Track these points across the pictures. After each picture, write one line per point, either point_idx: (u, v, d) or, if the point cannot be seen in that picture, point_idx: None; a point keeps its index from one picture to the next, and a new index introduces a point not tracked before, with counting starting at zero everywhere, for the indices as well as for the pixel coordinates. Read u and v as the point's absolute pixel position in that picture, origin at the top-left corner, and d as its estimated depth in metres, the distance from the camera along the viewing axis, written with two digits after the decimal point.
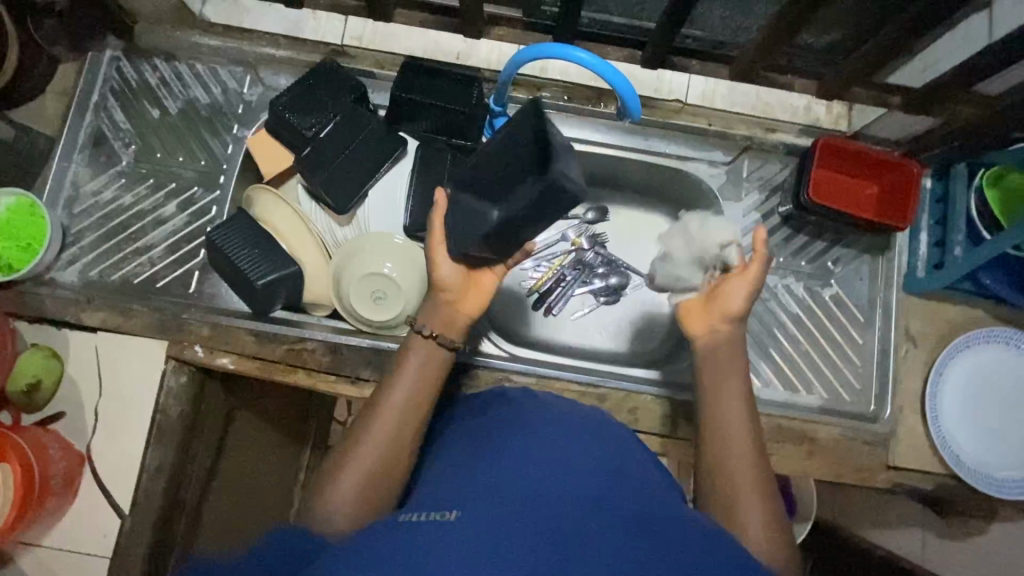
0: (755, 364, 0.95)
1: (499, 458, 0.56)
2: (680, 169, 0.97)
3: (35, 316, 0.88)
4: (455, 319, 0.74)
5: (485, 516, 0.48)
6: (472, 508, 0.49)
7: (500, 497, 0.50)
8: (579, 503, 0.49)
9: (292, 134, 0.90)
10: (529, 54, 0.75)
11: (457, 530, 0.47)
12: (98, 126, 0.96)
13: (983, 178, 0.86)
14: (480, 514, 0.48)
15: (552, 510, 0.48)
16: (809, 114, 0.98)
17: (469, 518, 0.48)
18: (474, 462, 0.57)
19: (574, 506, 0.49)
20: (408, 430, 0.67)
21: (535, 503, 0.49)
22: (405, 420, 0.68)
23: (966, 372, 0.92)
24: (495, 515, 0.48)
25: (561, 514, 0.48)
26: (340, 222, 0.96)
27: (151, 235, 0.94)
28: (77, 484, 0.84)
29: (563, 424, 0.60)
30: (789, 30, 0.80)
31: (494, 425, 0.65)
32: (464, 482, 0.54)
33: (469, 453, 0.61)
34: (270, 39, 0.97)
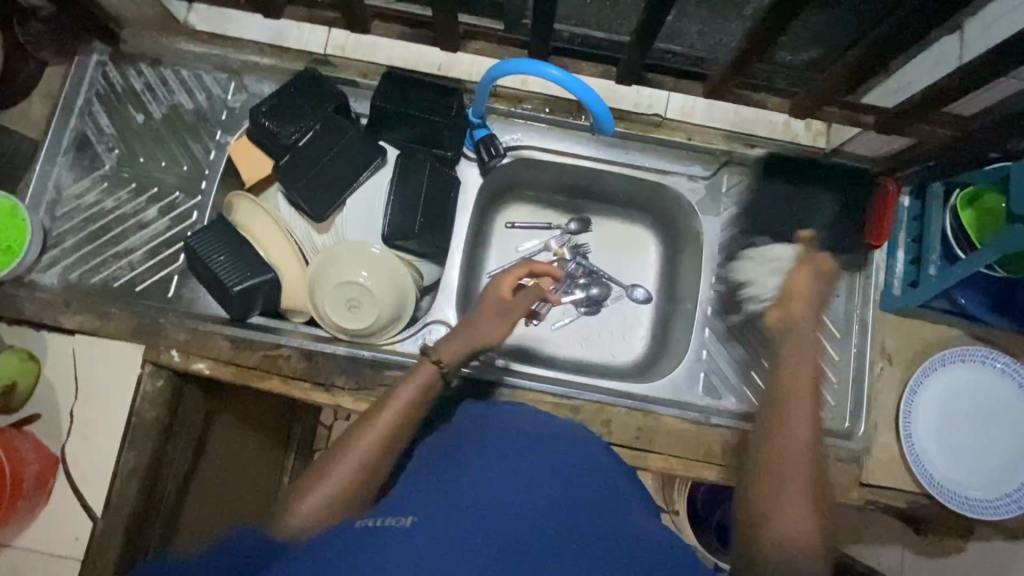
0: (730, 378, 0.95)
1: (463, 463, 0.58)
2: (660, 182, 0.99)
3: (13, 317, 0.89)
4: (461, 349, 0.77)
5: (442, 523, 0.49)
6: (430, 513, 0.51)
7: (457, 503, 0.52)
8: (534, 511, 0.52)
9: (272, 143, 0.91)
10: (502, 70, 0.76)
11: (414, 537, 0.48)
12: (83, 130, 0.97)
13: (958, 199, 0.85)
14: (438, 520, 0.50)
15: (508, 519, 0.50)
16: (788, 130, 0.98)
17: (427, 523, 0.49)
18: (437, 469, 0.59)
19: (529, 515, 0.51)
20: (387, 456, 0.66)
21: (492, 511, 0.51)
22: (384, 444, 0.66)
23: (941, 390, 0.92)
24: (449, 519, 0.50)
25: (515, 523, 0.50)
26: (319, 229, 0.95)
27: (132, 239, 0.95)
28: (50, 486, 0.84)
29: (528, 437, 0.63)
30: (764, 49, 0.80)
31: (462, 435, 0.66)
32: (427, 485, 0.56)
33: (433, 457, 0.63)
34: (254, 47, 0.98)
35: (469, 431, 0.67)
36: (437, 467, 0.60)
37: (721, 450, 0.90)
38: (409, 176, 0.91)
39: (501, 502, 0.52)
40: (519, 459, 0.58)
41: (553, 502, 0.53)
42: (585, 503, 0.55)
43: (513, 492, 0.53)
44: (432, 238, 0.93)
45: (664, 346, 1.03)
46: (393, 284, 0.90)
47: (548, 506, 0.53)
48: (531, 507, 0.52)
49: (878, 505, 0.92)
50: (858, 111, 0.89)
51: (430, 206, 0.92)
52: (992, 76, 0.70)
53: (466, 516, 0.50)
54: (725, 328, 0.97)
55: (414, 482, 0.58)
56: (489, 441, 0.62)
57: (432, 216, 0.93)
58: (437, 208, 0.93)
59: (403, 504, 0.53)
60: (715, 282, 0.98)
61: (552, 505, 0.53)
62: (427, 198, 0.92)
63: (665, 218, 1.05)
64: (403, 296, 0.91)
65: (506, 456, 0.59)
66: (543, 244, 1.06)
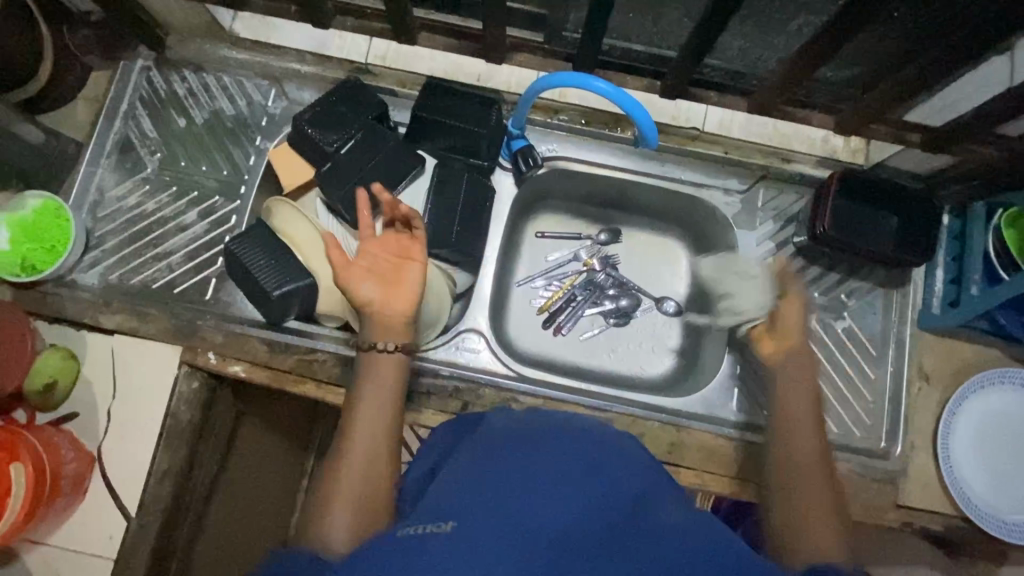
0: (764, 396, 0.95)
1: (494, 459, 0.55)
2: (697, 196, 0.98)
3: (56, 317, 0.90)
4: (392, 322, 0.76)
5: (486, 525, 0.47)
6: (470, 515, 0.48)
7: (492, 499, 0.50)
8: (575, 505, 0.49)
9: (314, 149, 0.92)
10: (549, 82, 0.77)
11: (457, 542, 0.46)
12: (126, 133, 0.99)
13: (1001, 219, 0.85)
14: (479, 524, 0.47)
15: (549, 518, 0.48)
16: (826, 145, 0.99)
17: (470, 527, 0.47)
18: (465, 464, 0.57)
19: (572, 510, 0.49)
20: (383, 445, 0.70)
21: (535, 510, 0.48)
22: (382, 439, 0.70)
23: (979, 412, 0.91)
24: (490, 525, 0.47)
25: (560, 520, 0.48)
26: (358, 235, 0.96)
27: (171, 241, 0.96)
28: (87, 485, 0.85)
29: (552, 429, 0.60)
30: (811, 67, 0.80)
31: (485, 432, 0.63)
32: (461, 483, 0.53)
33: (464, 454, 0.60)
34: (295, 54, 0.99)
35: (500, 425, 0.64)
36: (468, 462, 0.57)
37: (754, 468, 0.90)
38: (446, 185, 0.92)
39: (540, 499, 0.49)
40: (554, 451, 0.55)
41: (593, 493, 0.51)
42: (625, 496, 0.52)
43: (552, 487, 0.51)
44: (469, 248, 0.93)
45: (696, 360, 1.02)
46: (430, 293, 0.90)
47: (590, 500, 0.50)
48: (571, 502, 0.49)
49: (913, 528, 0.91)
50: (905, 129, 0.87)
51: (467, 216, 0.92)
52: None
53: (507, 518, 0.48)
54: None
55: (448, 481, 0.55)
56: (520, 436, 0.59)
57: (469, 224, 0.93)
58: (472, 218, 0.93)
59: (444, 506, 0.50)
60: None
61: (594, 497, 0.50)
62: (463, 206, 0.92)
63: (697, 231, 1.05)
64: (439, 305, 0.91)
65: (540, 450, 0.56)
66: (573, 255, 1.06)
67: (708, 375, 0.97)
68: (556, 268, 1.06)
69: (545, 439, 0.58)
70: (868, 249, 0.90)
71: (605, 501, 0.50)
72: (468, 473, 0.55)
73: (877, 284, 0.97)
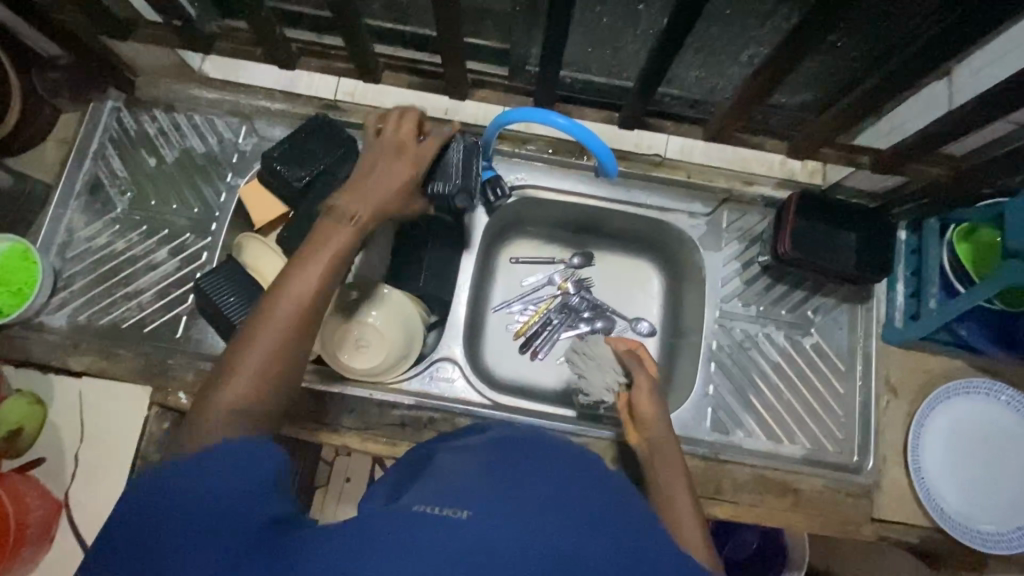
0: (737, 414, 0.96)
1: (509, 461, 0.54)
2: (662, 220, 1.00)
3: (23, 360, 0.89)
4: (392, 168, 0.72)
5: (500, 518, 0.45)
6: (488, 505, 0.46)
7: (502, 494, 0.48)
8: (587, 518, 0.47)
9: (283, 186, 0.93)
10: (513, 116, 0.78)
11: (473, 528, 0.44)
12: (96, 173, 0.99)
13: (954, 234, 0.89)
14: (498, 517, 0.45)
15: (565, 523, 0.46)
16: (784, 168, 1.02)
17: (486, 517, 0.45)
18: (474, 461, 0.56)
19: (585, 521, 0.47)
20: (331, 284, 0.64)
21: (547, 512, 0.46)
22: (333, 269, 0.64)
23: (946, 422, 0.93)
24: (504, 526, 0.45)
25: (569, 530, 0.46)
26: None
27: (140, 280, 0.96)
28: (53, 532, 0.82)
29: (563, 448, 0.59)
30: (762, 95, 0.83)
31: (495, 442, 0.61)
32: (474, 478, 0.51)
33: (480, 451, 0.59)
34: (264, 93, 1.01)
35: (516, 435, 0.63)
36: (478, 457, 0.56)
37: (730, 487, 0.91)
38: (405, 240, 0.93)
39: (552, 505, 0.48)
40: (564, 467, 0.54)
41: (604, 505, 0.49)
42: (636, 514, 0.50)
43: (561, 491, 0.50)
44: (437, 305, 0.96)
45: (672, 380, 1.03)
46: (401, 328, 0.90)
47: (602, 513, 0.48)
48: (576, 510, 0.48)
49: (890, 542, 0.91)
50: (856, 151, 0.91)
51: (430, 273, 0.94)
52: (983, 121, 0.73)
53: (521, 506, 0.47)
54: (731, 362, 0.98)
55: (459, 469, 0.54)
56: (535, 445, 0.58)
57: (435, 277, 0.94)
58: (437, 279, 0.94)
59: (458, 491, 0.49)
60: (720, 316, 0.99)
61: (603, 510, 0.49)
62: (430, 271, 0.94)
63: (666, 253, 1.07)
64: (410, 339, 0.92)
65: (551, 462, 0.54)
66: (548, 279, 1.07)
67: (682, 396, 0.98)
68: (533, 291, 1.07)
69: (553, 454, 0.56)
70: (828, 267, 0.93)
71: (617, 518, 0.48)
72: (484, 465, 0.53)
73: (841, 300, 0.99)
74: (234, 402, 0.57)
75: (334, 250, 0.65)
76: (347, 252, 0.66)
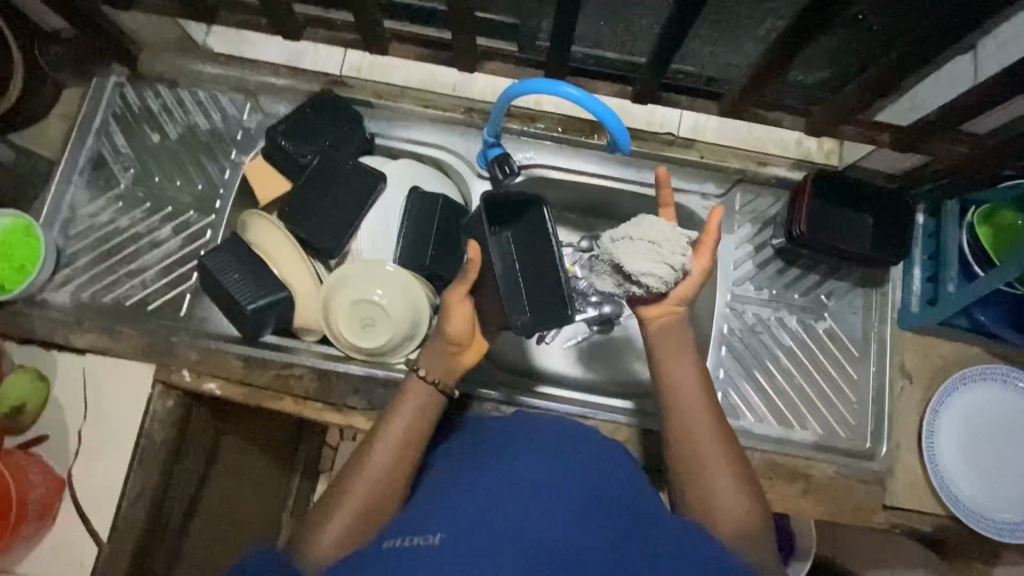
0: (748, 398, 0.94)
1: (475, 481, 0.56)
2: (673, 201, 0.98)
3: (25, 336, 0.88)
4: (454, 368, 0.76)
5: (469, 535, 0.47)
6: (457, 525, 0.49)
7: (478, 510, 0.50)
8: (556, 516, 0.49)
9: (288, 162, 0.92)
10: (524, 88, 0.76)
11: (444, 549, 0.46)
12: (99, 149, 0.98)
13: (974, 216, 0.86)
14: (466, 532, 0.48)
15: (532, 522, 0.48)
16: (800, 148, 1.02)
17: (456, 536, 0.47)
18: (458, 481, 0.58)
19: (553, 518, 0.49)
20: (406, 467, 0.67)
21: (512, 518, 0.49)
22: (414, 432, 0.70)
23: (961, 409, 0.91)
24: (477, 544, 0.46)
25: (537, 527, 0.48)
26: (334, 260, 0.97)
27: (144, 258, 0.95)
28: (57, 509, 0.82)
29: (542, 448, 0.61)
30: (780, 69, 0.80)
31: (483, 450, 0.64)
32: (442, 506, 0.53)
33: (449, 476, 0.61)
34: (269, 68, 0.99)
35: (485, 446, 0.65)
36: (443, 488, 0.59)
37: None
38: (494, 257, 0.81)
39: (520, 510, 0.50)
40: (531, 469, 0.56)
41: (578, 508, 0.51)
42: (607, 506, 0.52)
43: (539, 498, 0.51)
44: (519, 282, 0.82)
45: None
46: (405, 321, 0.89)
47: (569, 505, 0.51)
48: (554, 513, 0.50)
49: (902, 530, 0.90)
50: (875, 129, 0.87)
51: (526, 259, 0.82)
52: (1010, 94, 0.71)
53: (494, 522, 0.48)
54: (743, 347, 0.96)
55: (429, 503, 0.56)
56: (497, 456, 0.60)
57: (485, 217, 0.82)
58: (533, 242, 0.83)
59: (427, 521, 0.51)
60: (731, 299, 0.97)
61: (570, 505, 0.51)
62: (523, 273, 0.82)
63: None
64: (416, 319, 0.90)
65: (517, 469, 0.56)
66: None
67: None
68: None
69: (535, 460, 0.58)
70: (843, 249, 0.90)
71: (587, 507, 0.51)
72: (454, 494, 0.55)
73: (856, 285, 0.97)
74: (339, 533, 0.60)
75: (420, 402, 0.72)
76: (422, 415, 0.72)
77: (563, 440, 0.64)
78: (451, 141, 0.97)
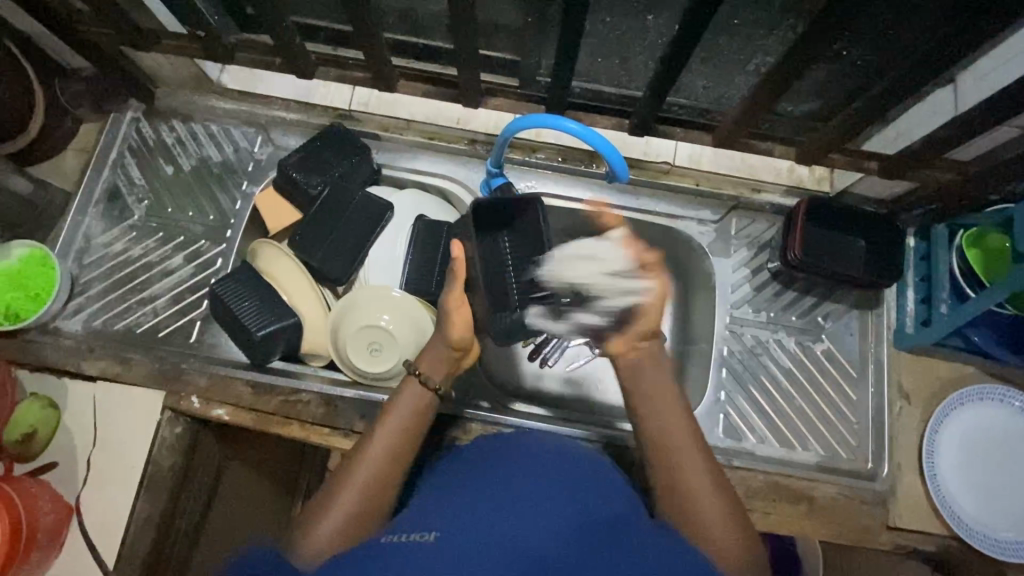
0: (748, 419, 0.95)
1: (473, 487, 0.60)
2: (671, 227, 1.01)
3: (38, 364, 0.90)
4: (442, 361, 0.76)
5: (465, 536, 0.51)
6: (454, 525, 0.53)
7: (474, 519, 0.53)
8: (549, 523, 0.53)
9: (298, 193, 0.95)
10: (525, 123, 0.79)
11: (440, 545, 0.50)
12: (115, 181, 1.01)
13: (963, 239, 0.89)
14: (461, 537, 0.51)
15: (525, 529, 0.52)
16: (792, 175, 1.02)
17: (452, 535, 0.51)
18: (457, 488, 0.60)
19: (546, 525, 0.52)
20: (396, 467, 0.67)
21: (506, 524, 0.52)
22: (406, 436, 0.70)
23: (960, 429, 0.92)
24: (470, 548, 0.50)
25: (529, 534, 0.51)
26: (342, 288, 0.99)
27: (156, 286, 0.97)
28: (64, 537, 0.82)
29: (539, 460, 0.63)
30: (770, 102, 0.84)
31: (485, 458, 0.66)
32: (440, 506, 0.58)
33: (452, 475, 0.64)
34: (280, 103, 1.04)
35: (484, 450, 0.69)
36: (439, 489, 0.63)
37: (744, 494, 0.90)
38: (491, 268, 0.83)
39: (515, 517, 0.53)
40: (527, 478, 0.60)
41: (572, 518, 0.54)
42: (598, 515, 0.55)
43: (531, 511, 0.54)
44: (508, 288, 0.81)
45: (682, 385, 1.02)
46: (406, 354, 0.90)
47: (562, 513, 0.54)
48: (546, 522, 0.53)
49: (907, 551, 0.90)
50: (861, 158, 0.91)
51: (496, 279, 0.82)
52: (989, 125, 0.74)
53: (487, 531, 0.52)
54: (742, 368, 0.98)
55: (428, 502, 0.60)
56: (500, 462, 0.64)
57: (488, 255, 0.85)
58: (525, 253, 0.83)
59: (425, 521, 0.55)
60: (730, 322, 1.00)
61: (561, 511, 0.54)
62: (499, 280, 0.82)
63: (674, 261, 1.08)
64: (422, 344, 0.92)
65: (513, 475, 0.60)
66: None
67: (692, 403, 0.97)
68: None
69: (530, 472, 0.61)
70: (837, 272, 0.93)
71: (579, 515, 0.55)
72: (454, 500, 0.58)
73: (852, 307, 0.99)
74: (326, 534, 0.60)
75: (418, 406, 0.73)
76: (417, 418, 0.72)
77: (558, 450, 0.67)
78: (456, 171, 1.01)
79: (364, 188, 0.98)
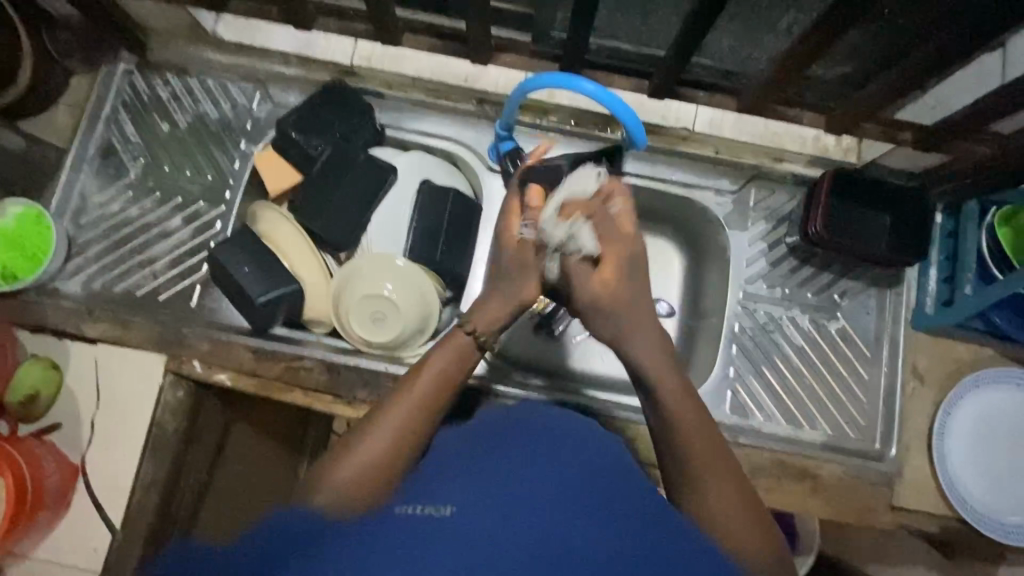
0: (757, 397, 0.94)
1: (483, 460, 0.57)
2: (687, 197, 0.96)
3: (37, 325, 0.89)
4: (497, 320, 0.70)
5: (481, 512, 0.49)
6: (471, 500, 0.51)
7: (489, 493, 0.52)
8: (566, 504, 0.51)
9: (299, 154, 0.92)
10: (535, 84, 0.74)
11: (457, 525, 0.48)
12: (109, 138, 0.97)
13: (995, 217, 0.85)
14: (475, 512, 0.49)
15: (541, 508, 0.50)
16: (818, 143, 0.96)
17: (469, 514, 0.49)
18: (465, 460, 0.59)
19: (563, 511, 0.50)
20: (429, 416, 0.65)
21: (523, 507, 0.50)
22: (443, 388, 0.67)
23: (975, 411, 0.91)
24: (486, 522, 0.48)
25: (546, 521, 0.49)
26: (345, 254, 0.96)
27: (154, 248, 0.94)
28: (70, 497, 0.83)
29: (548, 435, 0.61)
30: (801, 66, 0.79)
31: (490, 432, 0.64)
32: (451, 476, 0.56)
33: (461, 445, 0.63)
34: (280, 57, 0.98)
35: (492, 421, 0.67)
36: (453, 458, 0.60)
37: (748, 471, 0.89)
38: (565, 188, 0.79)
39: (534, 496, 0.51)
40: (541, 454, 0.57)
41: (588, 497, 0.52)
42: (611, 492, 0.54)
43: (547, 488, 0.52)
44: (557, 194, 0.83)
45: (690, 360, 0.99)
46: (412, 320, 0.89)
47: (578, 494, 0.52)
48: (564, 500, 0.51)
49: (909, 530, 0.90)
50: (897, 128, 0.89)
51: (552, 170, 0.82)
52: None
53: (504, 508, 0.50)
54: (753, 345, 0.95)
55: (434, 470, 0.59)
56: (508, 435, 0.62)
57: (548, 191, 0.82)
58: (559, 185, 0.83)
59: (436, 491, 0.53)
60: (743, 297, 0.97)
61: (583, 493, 0.53)
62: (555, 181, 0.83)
63: (688, 233, 1.03)
64: (426, 314, 0.90)
65: (528, 448, 0.58)
66: None
67: (700, 378, 0.96)
68: None
69: (544, 444, 0.59)
70: (860, 248, 0.89)
71: (597, 497, 0.53)
72: (466, 471, 0.56)
73: (870, 284, 0.96)
74: (355, 472, 0.58)
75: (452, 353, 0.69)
76: (455, 367, 0.68)
77: (564, 422, 0.65)
78: (463, 133, 0.96)
79: (367, 150, 0.94)
